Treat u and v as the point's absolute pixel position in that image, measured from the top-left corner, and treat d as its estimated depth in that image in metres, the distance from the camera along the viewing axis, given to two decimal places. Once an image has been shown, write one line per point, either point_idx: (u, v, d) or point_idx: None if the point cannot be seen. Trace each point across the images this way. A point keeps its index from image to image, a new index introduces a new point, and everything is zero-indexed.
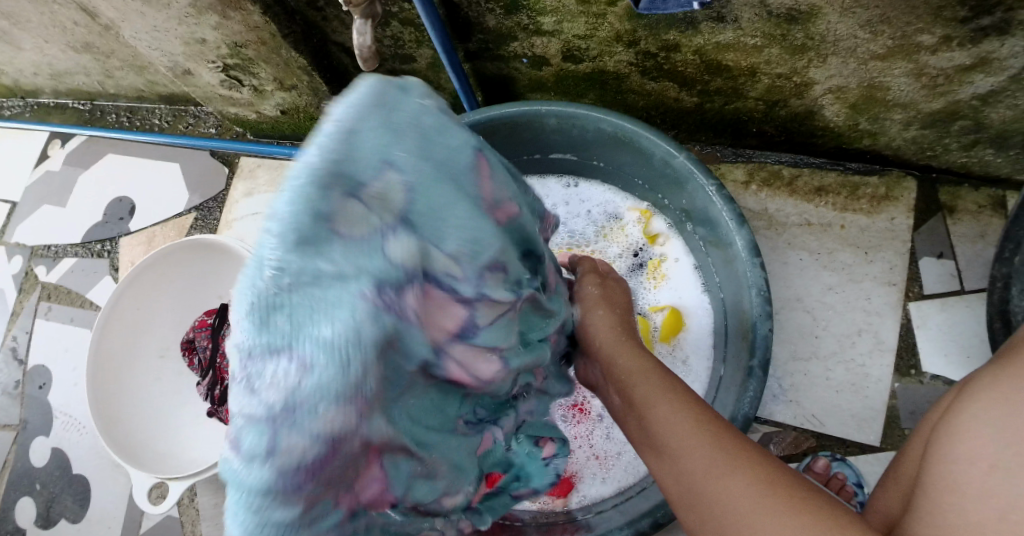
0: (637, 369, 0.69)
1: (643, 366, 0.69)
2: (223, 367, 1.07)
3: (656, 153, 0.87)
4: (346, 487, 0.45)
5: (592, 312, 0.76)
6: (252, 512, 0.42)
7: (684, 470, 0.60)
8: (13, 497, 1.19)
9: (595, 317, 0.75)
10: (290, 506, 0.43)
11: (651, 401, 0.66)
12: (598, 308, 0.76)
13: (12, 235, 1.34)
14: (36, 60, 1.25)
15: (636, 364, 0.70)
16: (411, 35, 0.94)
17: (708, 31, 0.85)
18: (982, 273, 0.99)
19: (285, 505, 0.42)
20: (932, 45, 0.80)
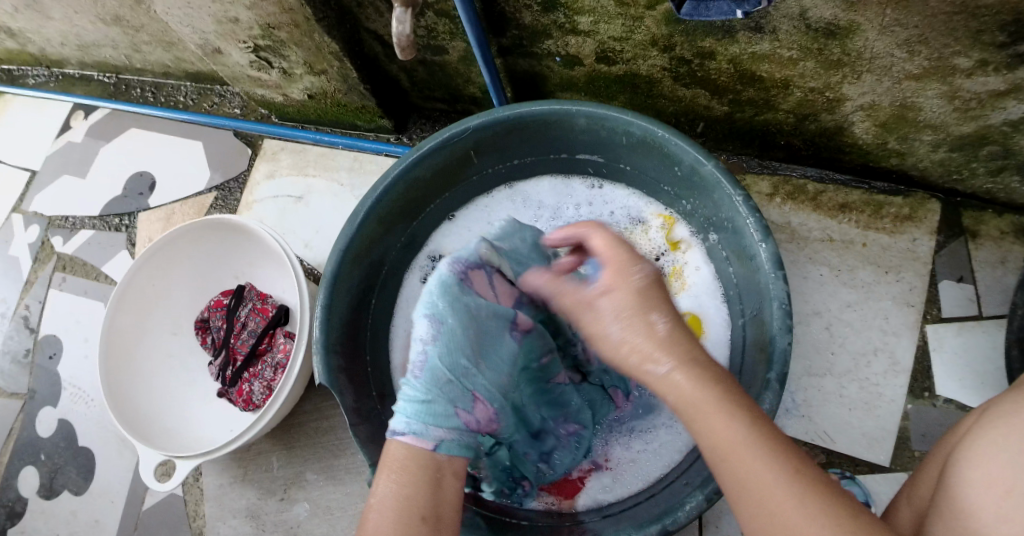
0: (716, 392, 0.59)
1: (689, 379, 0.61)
2: (237, 347, 1.10)
3: (684, 159, 0.87)
4: (472, 400, 0.72)
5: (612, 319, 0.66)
6: (405, 410, 0.68)
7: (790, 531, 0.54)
8: (16, 466, 1.19)
9: (658, 322, 0.63)
10: (430, 395, 0.69)
11: (743, 452, 0.57)
12: (656, 311, 0.64)
13: (30, 203, 1.34)
14: (65, 31, 1.25)
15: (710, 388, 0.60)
16: (445, 27, 0.93)
17: (744, 40, 0.85)
18: (1002, 300, 0.99)
19: (425, 393, 0.69)
20: (968, 68, 0.79)
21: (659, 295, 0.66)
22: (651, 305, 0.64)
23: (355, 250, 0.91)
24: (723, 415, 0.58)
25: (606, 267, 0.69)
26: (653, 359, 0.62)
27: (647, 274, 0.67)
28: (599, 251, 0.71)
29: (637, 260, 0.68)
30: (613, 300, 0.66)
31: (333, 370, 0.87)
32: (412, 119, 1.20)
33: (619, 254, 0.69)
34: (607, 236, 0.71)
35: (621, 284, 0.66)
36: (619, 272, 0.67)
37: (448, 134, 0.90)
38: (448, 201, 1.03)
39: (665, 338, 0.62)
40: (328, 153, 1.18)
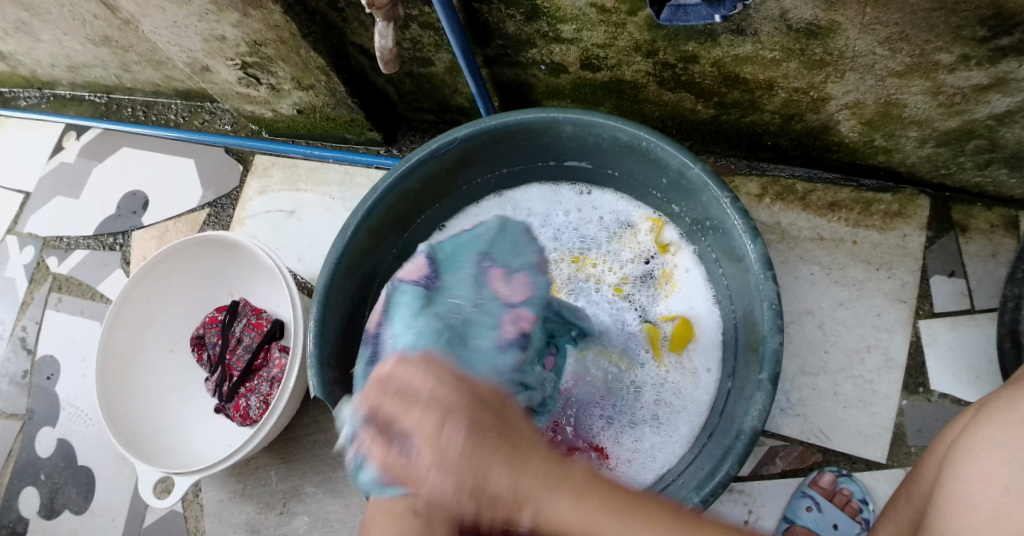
0: (589, 507, 0.50)
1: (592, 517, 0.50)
2: (233, 363, 1.10)
3: (671, 163, 0.87)
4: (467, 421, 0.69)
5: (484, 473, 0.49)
6: None
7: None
8: (17, 487, 1.19)
9: (502, 482, 0.49)
10: None
11: None
12: (496, 467, 0.49)
13: (25, 225, 1.34)
14: (55, 53, 1.25)
15: (589, 502, 0.50)
16: (430, 39, 0.94)
17: (727, 43, 0.85)
18: (993, 293, 0.99)
19: None
20: (950, 64, 0.80)
21: (486, 450, 0.50)
22: (485, 460, 0.49)
23: (346, 263, 0.91)
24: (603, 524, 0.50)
25: (411, 428, 0.50)
26: (511, 523, 0.50)
27: (463, 428, 0.50)
28: (395, 419, 0.51)
29: (447, 416, 0.50)
30: (432, 481, 0.49)
31: (327, 383, 0.87)
32: (401, 131, 1.20)
33: (419, 418, 0.50)
34: (404, 375, 0.53)
35: (438, 459, 0.49)
36: (432, 439, 0.50)
37: (435, 145, 0.90)
38: (438, 211, 1.03)
39: (524, 493, 0.49)
40: (319, 168, 1.18)
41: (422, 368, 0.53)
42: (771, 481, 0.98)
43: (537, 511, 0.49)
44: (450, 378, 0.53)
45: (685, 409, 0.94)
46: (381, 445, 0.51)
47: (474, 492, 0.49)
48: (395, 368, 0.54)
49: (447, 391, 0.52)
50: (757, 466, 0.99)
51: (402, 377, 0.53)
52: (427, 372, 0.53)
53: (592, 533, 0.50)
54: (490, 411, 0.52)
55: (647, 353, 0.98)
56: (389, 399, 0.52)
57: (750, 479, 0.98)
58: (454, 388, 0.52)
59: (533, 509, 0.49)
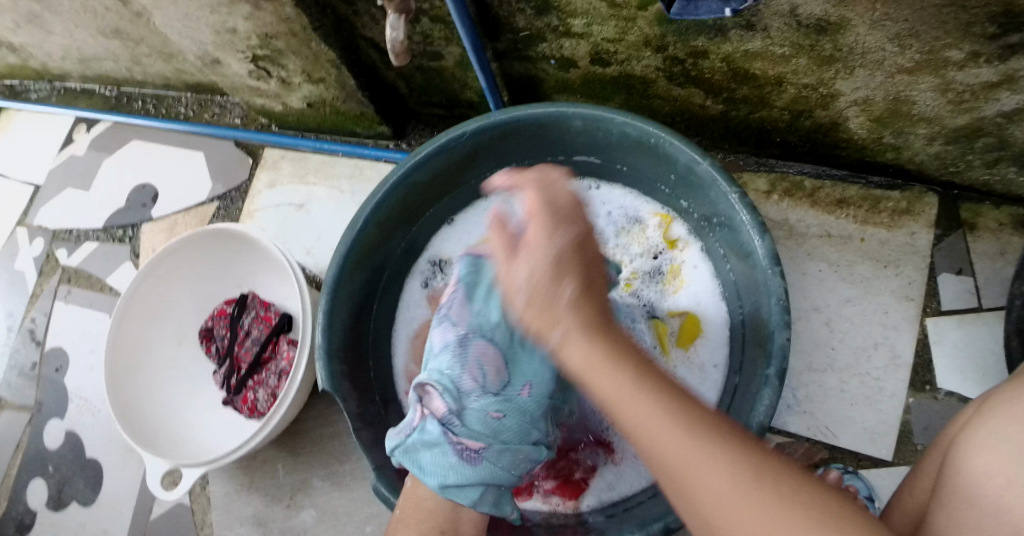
0: (611, 363, 0.60)
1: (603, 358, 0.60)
2: (241, 355, 1.11)
3: (680, 158, 0.88)
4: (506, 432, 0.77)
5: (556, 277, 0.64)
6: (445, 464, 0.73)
7: (721, 505, 0.53)
8: (25, 479, 1.20)
9: (566, 294, 0.63)
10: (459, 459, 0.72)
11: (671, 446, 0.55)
12: (569, 281, 0.64)
13: (35, 217, 1.35)
14: (66, 45, 1.26)
15: (612, 362, 0.60)
16: (441, 33, 0.95)
17: (737, 38, 0.85)
18: (1001, 291, 0.99)
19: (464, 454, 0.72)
20: (960, 61, 0.80)
21: (569, 262, 0.65)
22: (566, 271, 0.64)
23: (355, 255, 0.92)
24: (613, 375, 0.59)
25: (529, 231, 0.68)
26: (547, 328, 0.63)
27: (568, 239, 0.67)
28: (530, 210, 0.70)
29: (560, 225, 0.67)
30: (523, 265, 0.66)
31: (335, 375, 0.88)
32: (411, 125, 1.20)
33: (537, 232, 0.67)
34: (535, 198, 0.70)
35: (537, 249, 0.66)
36: (541, 239, 0.66)
37: (445, 138, 0.91)
38: (446, 205, 1.04)
39: (563, 315, 0.62)
40: (328, 162, 1.19)
41: (555, 193, 0.71)
42: None
43: (565, 339, 0.62)
44: (575, 205, 0.71)
45: None
46: (499, 236, 0.70)
47: (543, 301, 0.63)
48: (535, 178, 0.73)
49: (575, 224, 0.68)
50: None
51: (544, 190, 0.71)
52: (563, 185, 0.73)
53: (597, 369, 0.60)
54: (590, 249, 0.68)
55: (655, 348, 0.98)
56: (540, 201, 0.70)
57: None
58: (580, 220, 0.69)
59: (563, 331, 0.62)
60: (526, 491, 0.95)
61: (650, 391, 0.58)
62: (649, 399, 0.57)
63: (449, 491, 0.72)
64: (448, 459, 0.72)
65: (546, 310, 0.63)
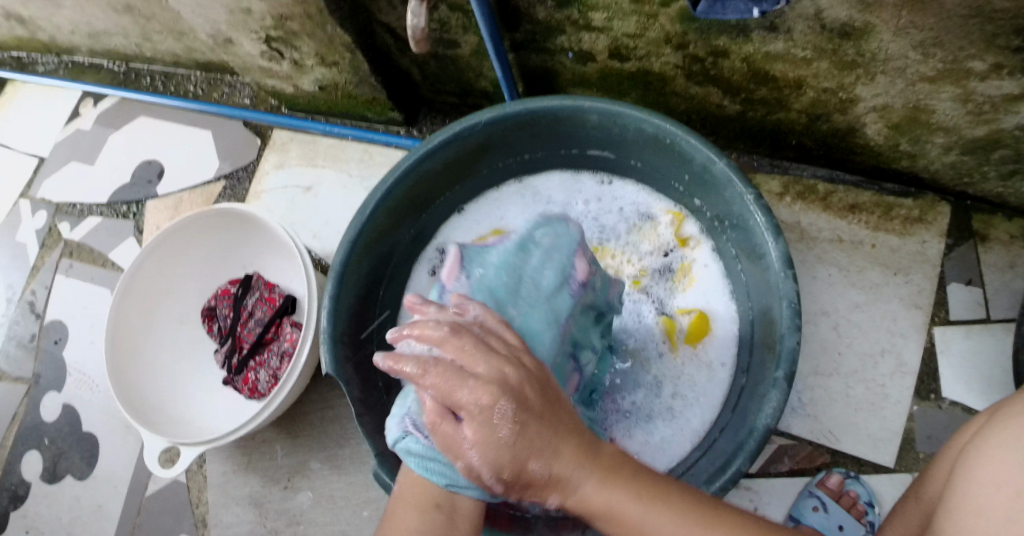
0: (606, 499, 0.58)
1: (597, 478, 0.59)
2: (243, 336, 1.10)
3: (696, 158, 0.87)
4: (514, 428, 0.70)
5: (529, 469, 0.56)
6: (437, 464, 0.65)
7: None
8: (20, 450, 1.19)
9: (540, 468, 0.57)
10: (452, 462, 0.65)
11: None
12: (536, 458, 0.56)
13: (38, 189, 1.34)
14: (75, 18, 1.24)
15: (606, 491, 0.58)
16: (459, 21, 0.93)
17: (759, 40, 0.84)
18: (1010, 304, 0.99)
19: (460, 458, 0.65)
20: (982, 72, 0.79)
21: (529, 437, 0.55)
22: (529, 455, 0.56)
23: (364, 242, 0.91)
24: (618, 502, 0.59)
25: (466, 425, 0.54)
26: (544, 490, 0.58)
27: (512, 421, 0.54)
28: (438, 389, 0.54)
29: (499, 401, 0.54)
30: (480, 457, 0.55)
31: (340, 362, 0.87)
32: (423, 112, 1.19)
33: (470, 396, 0.53)
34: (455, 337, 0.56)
35: (483, 443, 0.55)
36: (485, 431, 0.54)
37: (459, 128, 0.90)
38: (457, 194, 1.03)
39: (558, 480, 0.58)
40: (338, 145, 1.18)
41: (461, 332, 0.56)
42: (777, 479, 0.98)
43: (567, 491, 0.58)
44: (498, 359, 0.56)
45: (699, 403, 0.94)
46: (437, 425, 0.57)
47: (513, 469, 0.56)
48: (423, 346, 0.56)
49: (502, 373, 0.55)
50: (764, 463, 0.99)
51: (446, 357, 0.55)
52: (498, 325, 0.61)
53: (605, 514, 0.59)
54: (538, 385, 0.57)
55: (663, 345, 0.98)
56: (438, 371, 0.54)
57: (757, 476, 0.98)
58: (505, 364, 0.55)
59: (562, 493, 0.58)
60: None
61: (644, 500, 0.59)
62: (657, 516, 0.59)
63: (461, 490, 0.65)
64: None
65: (536, 487, 0.58)
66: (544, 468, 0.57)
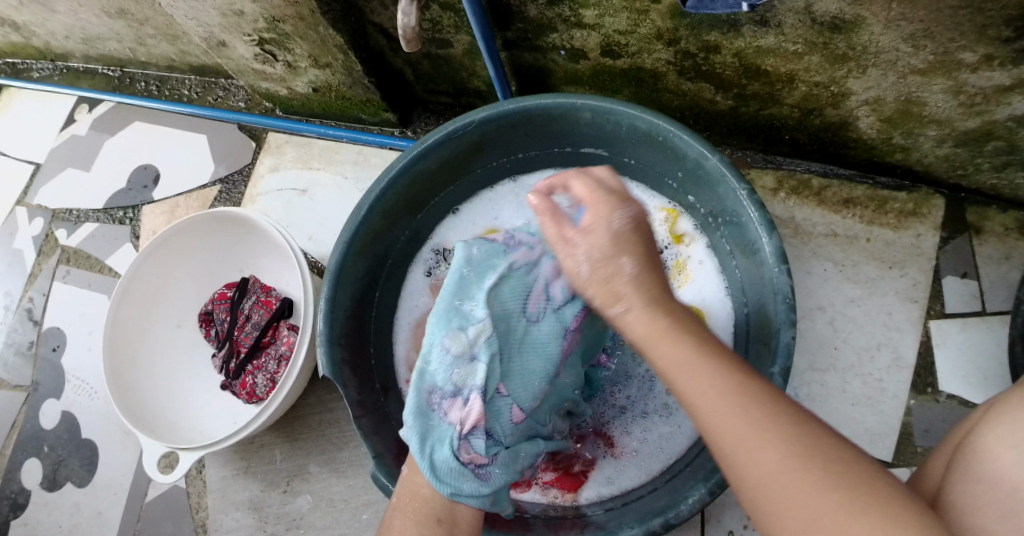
0: (668, 333, 0.58)
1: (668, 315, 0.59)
2: (240, 340, 1.10)
3: (689, 153, 0.87)
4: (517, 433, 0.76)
5: (623, 259, 0.61)
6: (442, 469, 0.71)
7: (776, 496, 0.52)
8: (19, 458, 1.19)
9: (630, 268, 0.61)
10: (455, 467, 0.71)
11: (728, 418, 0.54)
12: (627, 255, 0.61)
13: (34, 196, 1.34)
14: (70, 23, 1.25)
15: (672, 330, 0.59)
16: (451, 20, 0.94)
17: (750, 34, 0.85)
18: (1006, 296, 0.99)
19: (463, 466, 0.71)
20: (973, 63, 0.79)
21: (633, 240, 0.62)
22: (625, 251, 0.61)
23: (359, 243, 0.91)
24: (671, 345, 0.58)
25: (584, 213, 0.64)
26: (611, 301, 0.61)
27: (629, 220, 0.63)
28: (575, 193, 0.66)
29: (620, 208, 0.63)
30: (585, 241, 0.62)
31: (337, 362, 0.88)
32: (416, 113, 1.19)
33: (598, 200, 0.64)
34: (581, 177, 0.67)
35: (594, 227, 0.63)
36: (600, 219, 0.63)
37: (452, 127, 0.90)
38: (452, 194, 1.03)
39: (630, 288, 0.60)
40: (333, 147, 1.18)
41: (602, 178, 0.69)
42: None
43: (627, 308, 0.60)
44: (628, 193, 0.66)
45: None
46: (550, 218, 0.65)
47: (602, 260, 0.61)
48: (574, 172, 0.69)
49: (616, 203, 0.64)
50: None
51: (591, 176, 0.67)
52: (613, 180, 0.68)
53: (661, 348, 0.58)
54: (650, 228, 0.65)
55: None
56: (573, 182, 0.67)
57: None
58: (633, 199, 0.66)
59: (624, 304, 0.60)
60: (524, 483, 0.94)
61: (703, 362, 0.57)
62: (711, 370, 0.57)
63: (464, 496, 0.71)
64: (462, 472, 0.71)
65: (609, 288, 0.61)
66: (635, 266, 0.61)
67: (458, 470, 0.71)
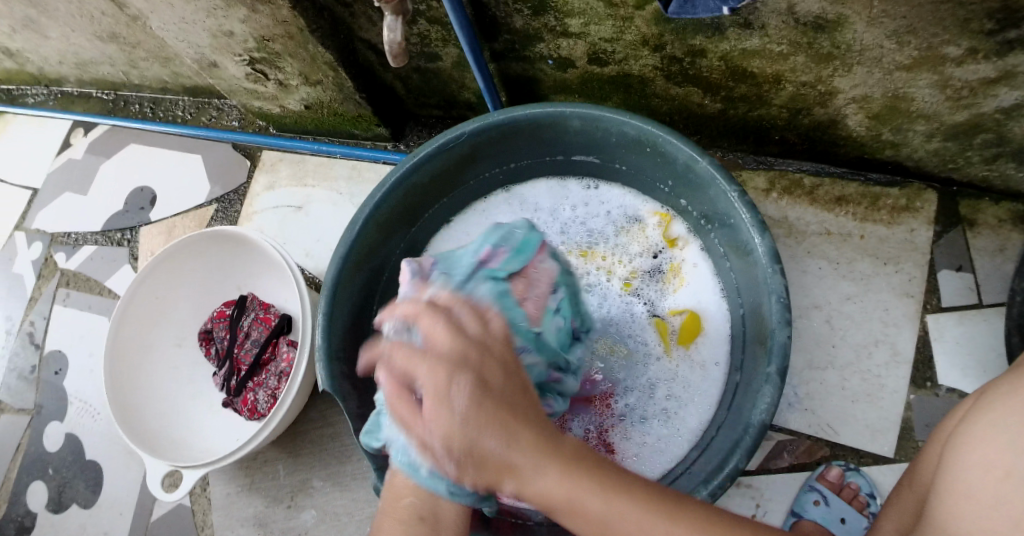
0: (564, 479, 0.58)
1: (567, 465, 0.58)
2: (241, 357, 1.11)
3: (679, 157, 0.87)
4: None
5: (481, 443, 0.58)
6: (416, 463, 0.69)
7: None
8: (25, 481, 1.20)
9: (494, 447, 0.58)
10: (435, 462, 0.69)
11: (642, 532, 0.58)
12: (490, 434, 0.58)
13: (33, 221, 1.35)
14: (63, 49, 1.26)
15: (564, 474, 0.58)
16: (438, 34, 0.94)
17: (735, 37, 0.85)
18: (1001, 288, 0.99)
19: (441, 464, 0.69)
20: (958, 57, 0.80)
21: (479, 419, 0.58)
22: (483, 428, 0.58)
23: (354, 258, 0.91)
24: (569, 484, 0.58)
25: (426, 399, 0.59)
26: (497, 479, 0.59)
27: (466, 396, 0.58)
28: (405, 368, 0.60)
29: (454, 376, 0.58)
30: (433, 429, 0.58)
31: (335, 377, 0.88)
32: (409, 126, 1.20)
33: (427, 372, 0.59)
34: (432, 325, 0.61)
35: (439, 414, 0.58)
36: (441, 407, 0.58)
37: (442, 140, 0.90)
38: (445, 206, 1.04)
39: (507, 463, 0.58)
40: (326, 163, 1.19)
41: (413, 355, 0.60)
42: (778, 475, 0.98)
43: (520, 482, 0.58)
44: (461, 346, 0.60)
45: (694, 403, 0.94)
46: (400, 397, 0.60)
47: (467, 450, 0.58)
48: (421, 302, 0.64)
49: (447, 375, 0.58)
50: (764, 460, 0.99)
51: (427, 333, 0.61)
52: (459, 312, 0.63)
53: (559, 498, 0.58)
54: (491, 361, 0.61)
55: (657, 346, 0.98)
56: (400, 365, 0.60)
57: (759, 472, 0.99)
58: (467, 351, 0.60)
59: (516, 480, 0.58)
60: None
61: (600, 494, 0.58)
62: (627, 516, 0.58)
63: (459, 497, 0.69)
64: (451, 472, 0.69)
65: (499, 471, 0.58)
66: (492, 445, 0.58)
67: (450, 475, 0.68)
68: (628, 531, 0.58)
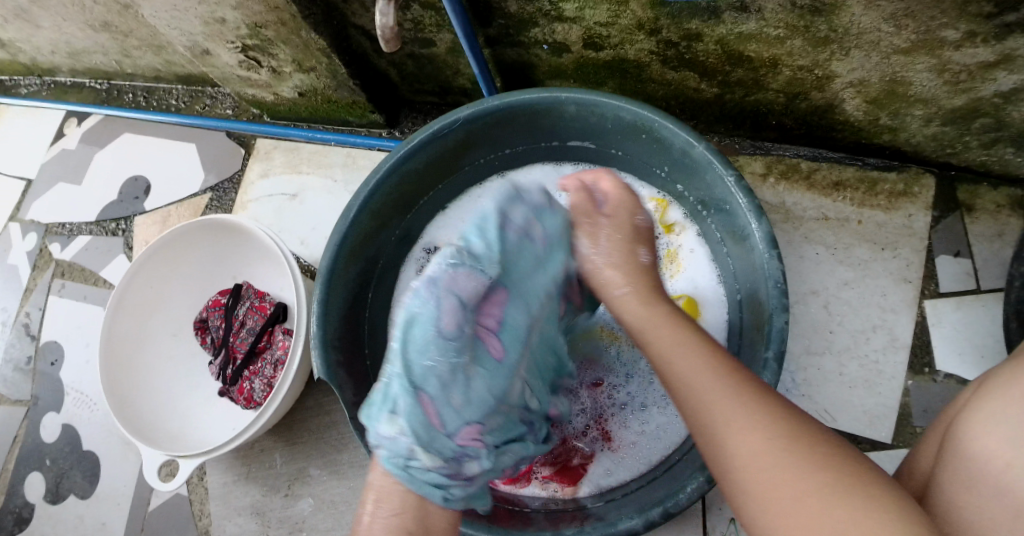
0: (664, 319, 0.71)
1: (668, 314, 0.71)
2: (236, 346, 1.10)
3: (676, 143, 0.87)
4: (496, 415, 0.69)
5: (637, 248, 0.78)
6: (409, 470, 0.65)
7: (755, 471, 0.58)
8: (23, 472, 1.20)
9: (642, 259, 0.77)
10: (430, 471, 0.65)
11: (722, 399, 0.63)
12: (642, 250, 0.78)
13: (28, 212, 1.34)
14: (55, 38, 1.25)
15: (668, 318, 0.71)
16: (432, 19, 0.94)
17: (731, 20, 0.84)
18: (1000, 273, 0.99)
19: (437, 469, 0.65)
20: (956, 40, 0.79)
21: (643, 237, 0.79)
22: (641, 243, 0.78)
23: (349, 246, 0.91)
24: (672, 330, 0.69)
25: (609, 206, 0.79)
26: (623, 283, 0.75)
27: (645, 221, 0.80)
28: (607, 191, 0.80)
29: (639, 205, 0.81)
30: (604, 232, 0.77)
31: (331, 365, 0.87)
32: (404, 113, 1.20)
33: (616, 194, 0.80)
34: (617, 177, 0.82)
35: (619, 219, 0.78)
36: (623, 216, 0.79)
37: (437, 126, 0.90)
38: (440, 193, 1.03)
39: (639, 273, 0.76)
40: (321, 151, 1.18)
41: (615, 179, 0.81)
42: None
43: (624, 298, 0.74)
44: None
45: None
46: (581, 199, 0.79)
47: (622, 251, 0.76)
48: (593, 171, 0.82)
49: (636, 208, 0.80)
50: None
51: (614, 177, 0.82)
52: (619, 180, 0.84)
53: (654, 330, 0.70)
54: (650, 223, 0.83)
55: None
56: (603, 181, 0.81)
57: None
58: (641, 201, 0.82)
59: (631, 288, 0.74)
60: (524, 478, 0.94)
61: (695, 350, 0.67)
62: (708, 370, 0.65)
63: (452, 502, 0.67)
64: (447, 478, 0.66)
65: (626, 270, 0.75)
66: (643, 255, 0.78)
67: (444, 483, 0.66)
68: (709, 395, 0.63)
